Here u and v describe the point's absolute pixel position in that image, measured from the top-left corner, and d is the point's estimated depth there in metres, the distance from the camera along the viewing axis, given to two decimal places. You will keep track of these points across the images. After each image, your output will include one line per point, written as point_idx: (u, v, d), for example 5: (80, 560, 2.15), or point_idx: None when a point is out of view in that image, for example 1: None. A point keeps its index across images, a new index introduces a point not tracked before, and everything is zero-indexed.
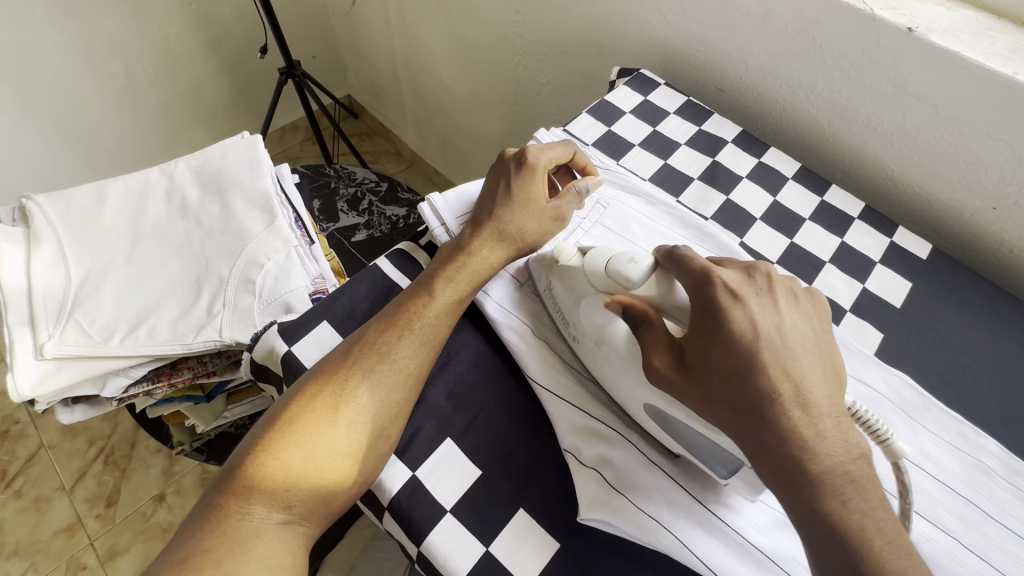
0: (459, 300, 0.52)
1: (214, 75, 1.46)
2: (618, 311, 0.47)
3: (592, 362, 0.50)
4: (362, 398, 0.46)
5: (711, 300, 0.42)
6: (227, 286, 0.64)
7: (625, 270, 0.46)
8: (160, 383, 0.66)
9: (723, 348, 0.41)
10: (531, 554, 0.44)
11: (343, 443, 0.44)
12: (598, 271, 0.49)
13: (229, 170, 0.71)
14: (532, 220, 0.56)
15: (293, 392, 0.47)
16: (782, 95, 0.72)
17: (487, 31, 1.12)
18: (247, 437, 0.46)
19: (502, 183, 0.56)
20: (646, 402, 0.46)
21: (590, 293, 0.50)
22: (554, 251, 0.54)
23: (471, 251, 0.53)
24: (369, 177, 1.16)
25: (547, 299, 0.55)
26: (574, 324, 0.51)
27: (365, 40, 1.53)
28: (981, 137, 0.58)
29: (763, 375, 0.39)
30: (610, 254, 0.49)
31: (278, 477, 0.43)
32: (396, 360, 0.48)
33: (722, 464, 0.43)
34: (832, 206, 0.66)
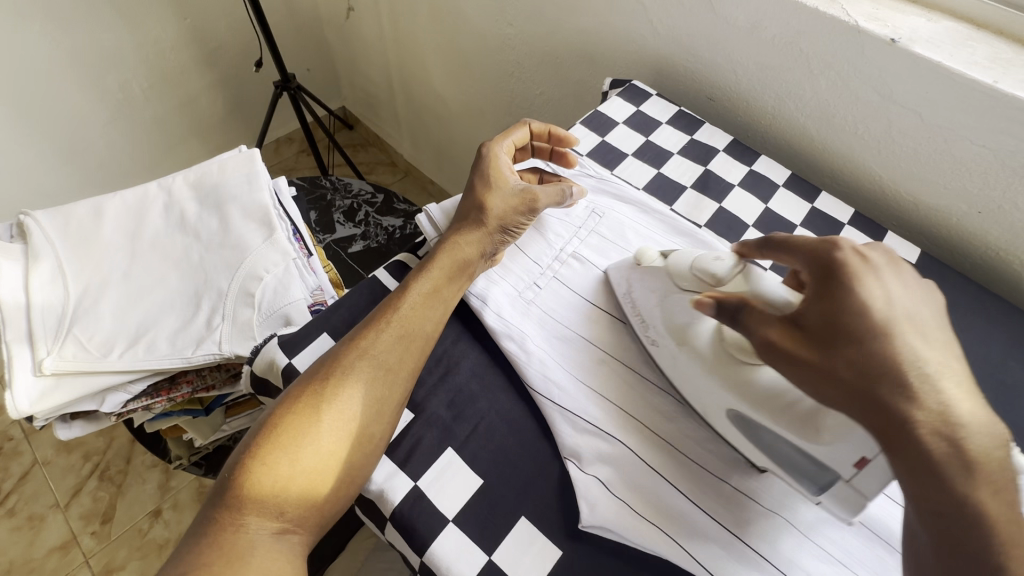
0: (435, 291, 0.53)
1: (209, 88, 1.46)
2: (710, 304, 0.45)
3: (671, 359, 0.51)
4: (343, 397, 0.47)
5: (826, 259, 0.41)
6: (226, 299, 0.64)
7: (713, 267, 0.48)
8: (159, 398, 0.66)
9: (830, 300, 0.40)
10: (534, 562, 0.44)
11: (329, 444, 0.45)
12: (682, 271, 0.51)
13: (227, 184, 0.71)
14: (504, 200, 0.58)
15: (277, 401, 0.47)
16: (771, 104, 0.74)
17: (480, 43, 1.14)
18: (234, 451, 0.45)
19: (475, 180, 0.60)
20: (727, 404, 0.47)
21: (676, 293, 0.51)
22: (636, 255, 0.56)
23: (451, 243, 0.56)
24: (365, 188, 1.17)
25: (625, 301, 0.56)
26: (657, 323, 0.52)
27: (358, 53, 1.55)
28: (964, 143, 0.60)
29: (853, 344, 0.38)
30: (692, 254, 0.51)
31: (268, 486, 0.43)
32: (375, 354, 0.49)
33: (815, 481, 0.43)
34: (822, 212, 0.67)
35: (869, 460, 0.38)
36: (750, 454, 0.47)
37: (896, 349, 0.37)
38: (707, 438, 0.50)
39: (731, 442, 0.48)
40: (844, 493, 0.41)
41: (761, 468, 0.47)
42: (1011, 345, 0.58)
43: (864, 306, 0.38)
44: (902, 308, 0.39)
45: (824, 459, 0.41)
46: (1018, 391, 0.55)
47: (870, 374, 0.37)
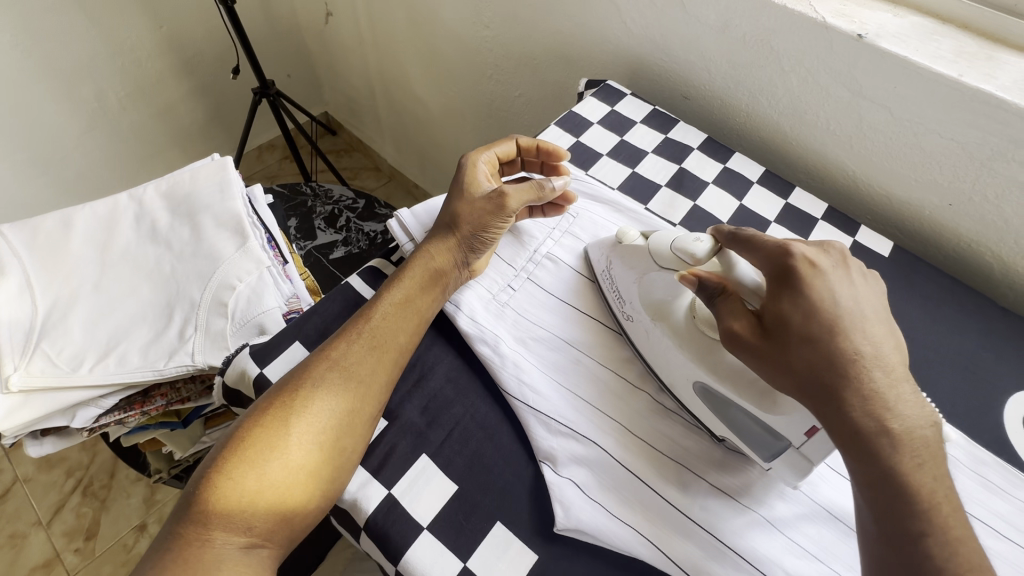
0: (407, 301, 0.53)
1: (187, 97, 1.45)
2: (693, 284, 0.46)
3: (644, 335, 0.52)
4: (313, 409, 0.46)
5: (780, 264, 0.43)
6: (198, 309, 0.63)
7: (693, 249, 0.47)
8: (132, 411, 0.64)
9: (784, 300, 0.41)
10: (509, 568, 0.44)
11: (298, 456, 0.44)
12: (663, 254, 0.50)
13: (198, 193, 0.70)
14: (477, 207, 0.57)
15: (246, 413, 0.46)
16: (744, 101, 0.74)
17: (458, 46, 1.13)
18: (200, 465, 0.45)
19: (451, 190, 0.59)
20: (693, 377, 0.48)
21: (658, 270, 0.51)
22: (618, 234, 0.55)
23: (424, 255, 0.55)
24: (346, 194, 1.16)
25: (602, 278, 0.57)
26: (633, 299, 0.53)
27: (339, 58, 1.54)
28: (933, 137, 0.60)
29: (804, 344, 0.40)
30: (674, 236, 0.50)
31: (235, 500, 0.43)
32: (345, 366, 0.48)
33: (768, 447, 0.45)
34: (796, 207, 0.67)
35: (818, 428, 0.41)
36: (710, 424, 0.49)
37: None
38: (684, 438, 0.50)
39: (694, 412, 0.50)
40: (793, 460, 0.44)
41: (721, 438, 0.49)
42: (983, 336, 0.59)
43: (812, 310, 0.40)
44: (852, 306, 0.41)
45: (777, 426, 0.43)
46: (991, 381, 0.56)
47: (818, 371, 0.39)
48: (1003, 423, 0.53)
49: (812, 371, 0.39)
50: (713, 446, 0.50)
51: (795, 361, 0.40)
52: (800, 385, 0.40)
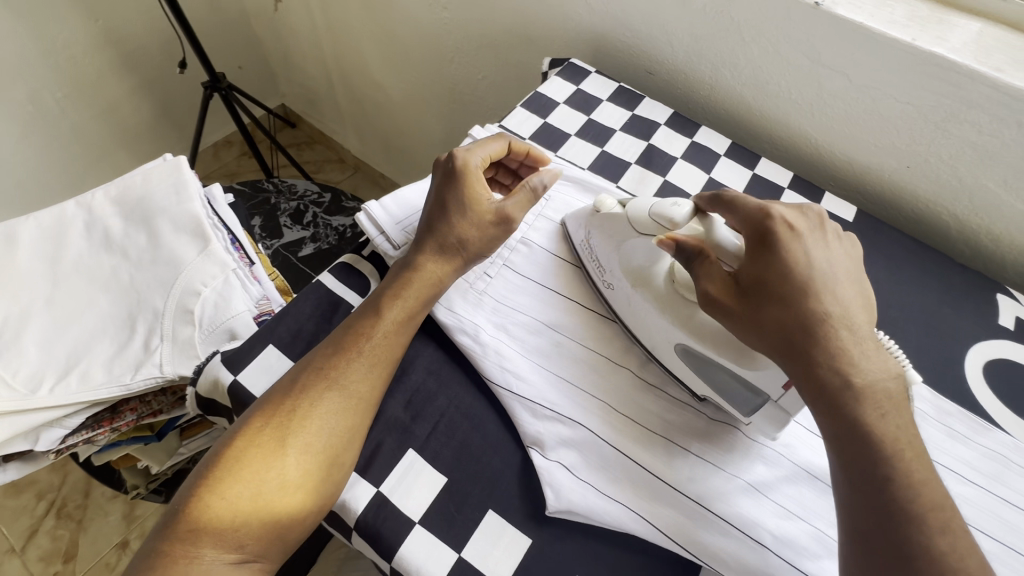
0: (408, 318, 0.51)
1: (132, 94, 1.37)
2: (670, 248, 0.47)
3: (625, 300, 0.53)
4: (312, 425, 0.45)
5: (758, 226, 0.44)
6: (163, 319, 0.61)
7: (670, 213, 0.48)
8: (100, 429, 0.61)
9: (762, 262, 0.43)
10: (504, 554, 0.44)
11: (295, 474, 0.44)
12: (641, 219, 0.50)
13: (151, 196, 0.67)
14: (473, 225, 0.53)
15: (238, 428, 0.45)
16: (708, 75, 0.74)
17: (417, 29, 1.10)
18: (190, 478, 0.44)
19: (434, 186, 0.56)
20: (676, 339, 0.50)
21: (635, 237, 0.52)
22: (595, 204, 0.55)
23: (415, 270, 0.52)
24: (311, 188, 1.13)
25: (584, 250, 0.56)
26: (613, 267, 0.54)
27: (292, 46, 1.47)
28: (891, 102, 0.62)
29: (778, 305, 0.41)
30: (653, 203, 0.50)
31: (226, 517, 0.42)
32: (344, 385, 0.47)
33: (747, 403, 0.47)
34: (763, 177, 0.68)
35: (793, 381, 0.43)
36: (692, 386, 0.50)
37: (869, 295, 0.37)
38: (668, 412, 0.51)
39: (677, 376, 0.51)
40: (772, 413, 0.46)
41: (705, 398, 0.51)
42: (944, 293, 0.61)
43: (785, 273, 0.42)
44: (825, 266, 0.42)
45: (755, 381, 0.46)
46: (953, 335, 0.58)
47: (790, 328, 0.41)
48: (964, 375, 0.56)
49: (783, 328, 0.41)
50: (697, 416, 0.50)
51: (766, 323, 0.42)
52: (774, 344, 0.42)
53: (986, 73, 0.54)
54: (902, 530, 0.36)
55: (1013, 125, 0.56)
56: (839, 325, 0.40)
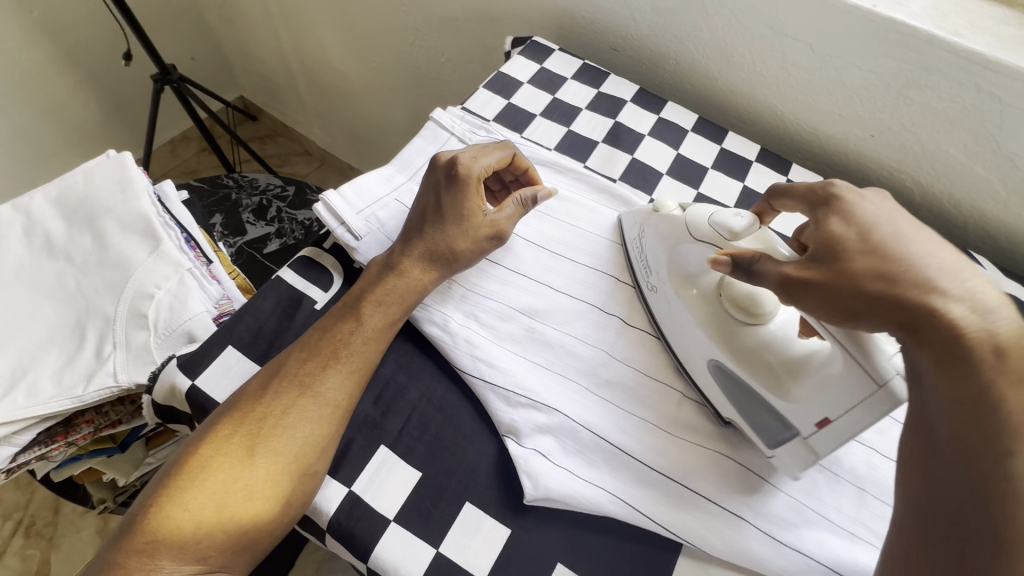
0: (389, 325, 0.49)
1: (77, 90, 1.30)
2: (727, 265, 0.43)
3: (666, 306, 0.51)
4: (282, 434, 0.43)
5: (812, 198, 0.42)
6: (115, 324, 0.57)
7: (731, 223, 0.45)
8: (55, 444, 0.58)
9: (833, 221, 0.39)
10: (482, 547, 0.43)
11: (262, 485, 0.42)
12: (700, 227, 0.48)
13: (95, 196, 0.63)
14: (466, 237, 0.52)
15: (204, 434, 0.43)
16: (673, 49, 0.73)
17: (375, 12, 1.06)
18: (152, 486, 0.42)
19: (429, 186, 0.53)
20: (710, 355, 0.47)
21: (693, 245, 0.48)
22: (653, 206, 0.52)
23: (395, 272, 0.50)
24: (273, 182, 1.09)
25: (635, 250, 0.54)
26: (661, 270, 0.51)
27: (246, 35, 1.41)
28: (853, 70, 0.62)
29: (868, 257, 0.37)
30: (711, 211, 0.48)
31: (185, 529, 0.40)
32: (319, 393, 0.45)
33: (775, 433, 0.44)
34: (731, 151, 0.67)
35: (830, 420, 0.40)
36: (717, 405, 0.48)
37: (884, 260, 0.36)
38: (647, 391, 0.50)
39: (705, 393, 0.49)
40: (799, 450, 0.43)
41: (728, 420, 0.48)
42: None
43: (866, 226, 0.38)
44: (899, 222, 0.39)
45: (785, 411, 0.43)
46: None
47: (892, 279, 0.36)
48: None
49: (887, 280, 0.36)
50: (672, 392, 0.50)
51: (861, 275, 0.37)
52: (874, 304, 0.36)
53: (945, 38, 0.55)
54: (987, 505, 0.32)
55: (971, 90, 0.57)
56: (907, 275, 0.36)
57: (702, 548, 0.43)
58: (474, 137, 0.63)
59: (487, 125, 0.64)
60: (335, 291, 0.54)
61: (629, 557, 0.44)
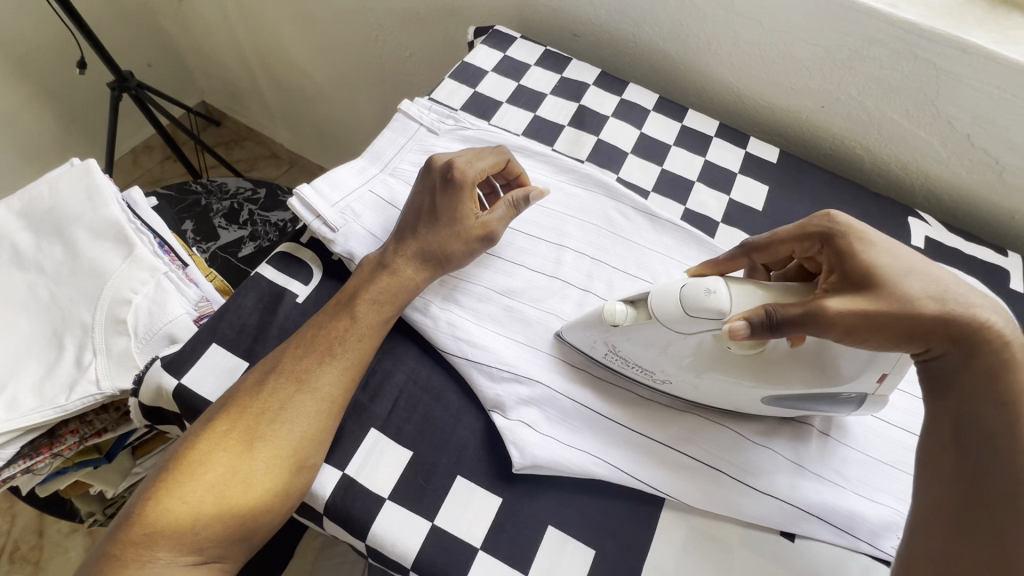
0: (381, 320, 0.50)
1: (30, 102, 1.26)
2: (756, 330, 0.39)
3: (692, 387, 0.47)
4: (280, 428, 0.44)
5: (818, 232, 0.44)
6: (94, 332, 0.57)
7: (715, 302, 0.41)
8: (40, 457, 0.57)
9: (863, 248, 0.41)
10: (476, 517, 0.45)
11: (259, 477, 0.43)
12: (680, 319, 0.42)
13: (63, 205, 0.62)
14: (458, 239, 0.53)
15: (200, 429, 0.44)
16: (631, 32, 0.75)
17: (335, 9, 1.06)
18: (149, 480, 0.43)
19: (424, 188, 0.54)
20: (766, 394, 0.45)
21: (683, 339, 0.43)
22: (602, 316, 0.46)
23: (388, 270, 0.51)
24: (243, 185, 1.08)
25: (611, 359, 0.48)
26: (663, 367, 0.46)
27: (204, 38, 1.39)
28: (802, 45, 0.65)
29: (913, 278, 0.39)
30: (676, 291, 0.43)
31: (183, 519, 0.41)
32: (315, 388, 0.46)
33: (845, 403, 0.46)
34: (692, 128, 0.70)
35: (888, 372, 0.42)
36: (782, 412, 0.49)
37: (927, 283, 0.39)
38: None
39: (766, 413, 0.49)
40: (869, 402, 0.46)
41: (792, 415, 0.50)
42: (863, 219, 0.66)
43: (889, 247, 0.41)
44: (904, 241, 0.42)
45: (856, 389, 0.44)
46: None
47: (942, 299, 0.39)
48: None
49: (939, 301, 0.38)
50: None
51: (917, 296, 0.38)
52: (935, 324, 0.38)
53: (882, 10, 0.58)
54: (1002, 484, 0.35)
55: (909, 58, 0.60)
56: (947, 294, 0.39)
57: (683, 500, 0.46)
58: (443, 127, 0.64)
59: (455, 114, 0.65)
60: (316, 284, 0.55)
61: (615, 516, 0.46)
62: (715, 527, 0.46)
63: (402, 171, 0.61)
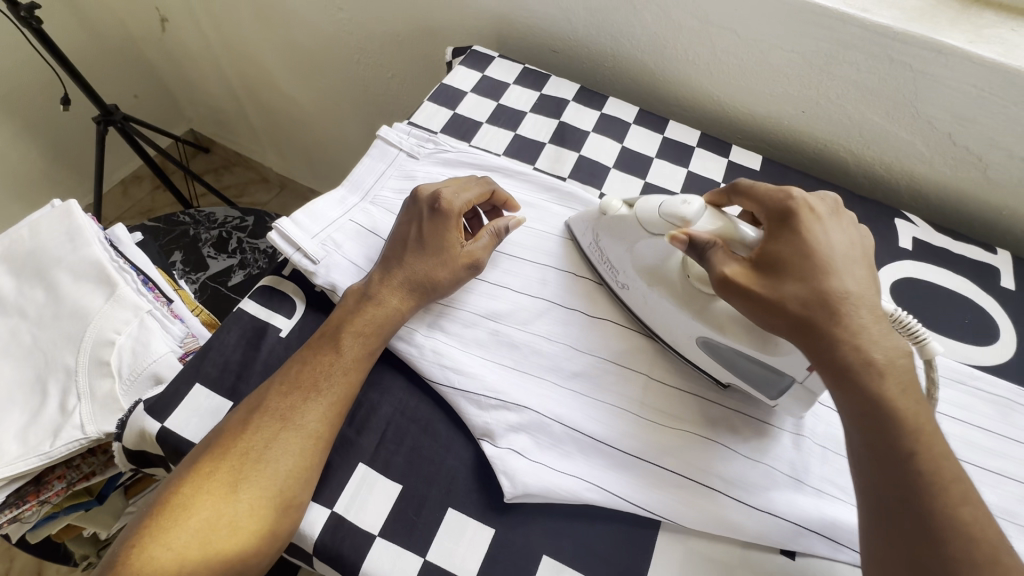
0: (367, 352, 0.49)
1: (16, 140, 1.26)
2: (683, 244, 0.45)
3: (641, 299, 0.52)
4: (266, 468, 0.43)
5: (777, 207, 0.45)
6: (77, 376, 0.56)
7: (682, 211, 0.45)
8: (27, 504, 0.56)
9: (783, 241, 0.43)
10: (468, 550, 0.44)
11: (245, 519, 0.42)
12: (652, 219, 0.48)
13: (44, 248, 0.62)
14: (444, 268, 0.52)
15: (183, 473, 0.43)
16: (609, 46, 0.75)
17: (316, 35, 1.06)
18: (131, 528, 0.42)
19: (410, 218, 0.54)
20: (699, 333, 0.48)
21: (647, 237, 0.49)
22: (600, 208, 0.53)
23: (372, 301, 0.50)
24: (231, 214, 1.08)
25: (592, 252, 0.56)
26: (626, 268, 0.52)
27: (188, 68, 1.39)
28: (778, 52, 0.65)
29: (807, 278, 0.41)
30: (659, 200, 0.47)
31: (166, 568, 0.40)
32: (300, 425, 0.45)
33: (774, 386, 0.47)
34: (673, 139, 0.70)
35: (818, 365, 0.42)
36: (716, 373, 0.50)
37: (825, 284, 0.41)
38: (614, 380, 0.51)
39: (699, 364, 0.51)
40: (796, 392, 0.46)
41: (725, 384, 0.51)
42: None
43: (814, 246, 0.42)
44: (843, 250, 0.43)
45: (782, 366, 0.45)
46: None
47: (818, 299, 0.40)
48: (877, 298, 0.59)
49: (810, 298, 0.41)
50: (638, 375, 0.52)
51: (798, 291, 0.41)
52: (787, 320, 0.41)
53: (855, 15, 0.58)
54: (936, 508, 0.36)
55: (885, 61, 0.60)
56: (845, 302, 0.40)
57: (678, 522, 0.45)
58: (422, 151, 0.64)
59: (435, 137, 0.65)
60: (299, 318, 0.54)
61: (611, 541, 0.45)
62: (712, 547, 0.46)
63: (383, 198, 0.60)
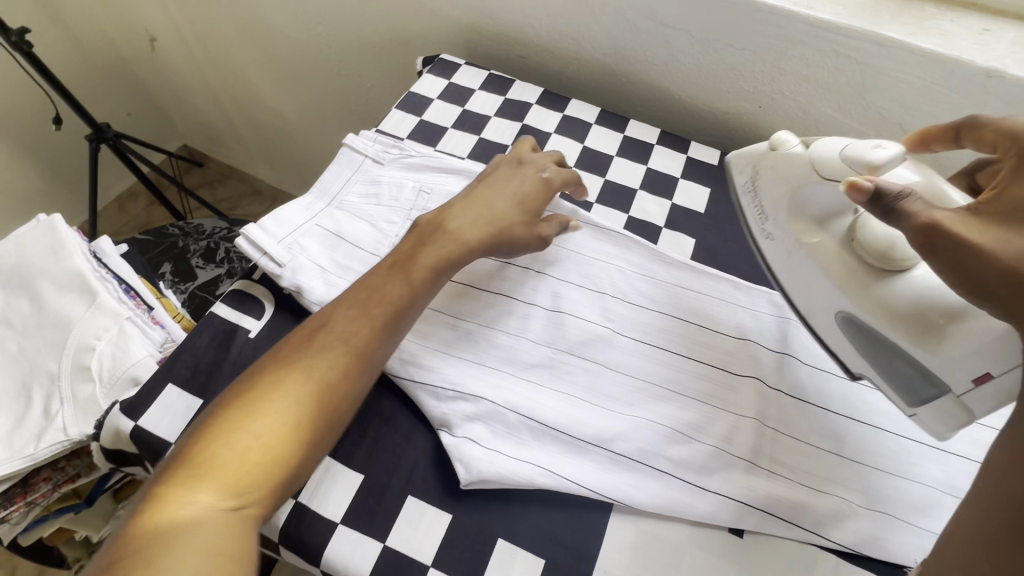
0: (434, 271, 0.51)
1: (12, 159, 1.30)
2: (862, 193, 0.38)
3: (787, 258, 0.51)
4: (323, 369, 0.44)
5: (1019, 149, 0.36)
6: (60, 382, 0.59)
7: (868, 156, 0.41)
8: (15, 506, 0.59)
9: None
10: (426, 535, 0.46)
11: (299, 417, 0.42)
12: (830, 162, 0.44)
13: (28, 260, 0.65)
14: (520, 222, 0.56)
15: (248, 372, 0.44)
16: (571, 49, 0.78)
17: (296, 49, 1.09)
18: (191, 425, 0.42)
19: (498, 172, 0.59)
20: (840, 307, 0.46)
21: (815, 181, 0.46)
22: (771, 141, 0.50)
23: (442, 232, 0.53)
24: (218, 225, 1.11)
25: (754, 205, 0.53)
26: (780, 215, 0.50)
27: (178, 84, 1.43)
28: (730, 50, 0.67)
29: None
30: (843, 145, 0.44)
31: (229, 456, 0.39)
32: (364, 330, 0.46)
33: (916, 393, 0.43)
34: (633, 138, 0.72)
35: (993, 376, 0.36)
36: (847, 362, 0.49)
37: None
38: (571, 370, 0.53)
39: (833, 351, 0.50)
40: (947, 408, 0.41)
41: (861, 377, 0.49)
42: None
43: None
44: None
45: (932, 367, 0.40)
46: None
47: None
48: None
49: None
50: (595, 365, 0.54)
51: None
52: (1003, 271, 0.31)
53: (799, 12, 0.60)
54: None
55: (832, 55, 0.62)
56: None
57: (630, 504, 0.47)
58: (388, 157, 0.66)
59: (400, 143, 0.68)
60: (268, 319, 0.56)
61: (565, 524, 0.47)
62: (664, 527, 0.47)
63: (349, 203, 0.63)
